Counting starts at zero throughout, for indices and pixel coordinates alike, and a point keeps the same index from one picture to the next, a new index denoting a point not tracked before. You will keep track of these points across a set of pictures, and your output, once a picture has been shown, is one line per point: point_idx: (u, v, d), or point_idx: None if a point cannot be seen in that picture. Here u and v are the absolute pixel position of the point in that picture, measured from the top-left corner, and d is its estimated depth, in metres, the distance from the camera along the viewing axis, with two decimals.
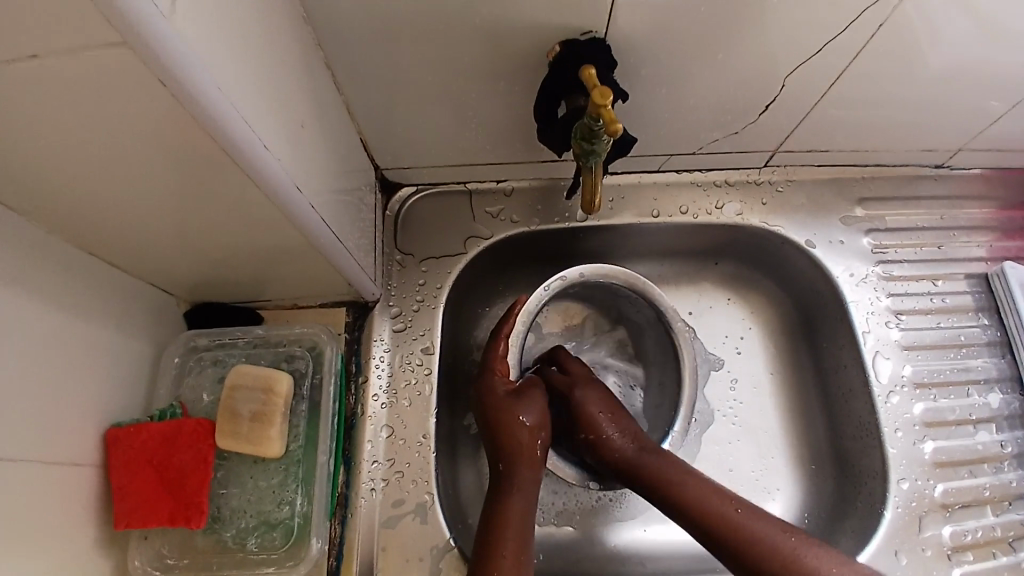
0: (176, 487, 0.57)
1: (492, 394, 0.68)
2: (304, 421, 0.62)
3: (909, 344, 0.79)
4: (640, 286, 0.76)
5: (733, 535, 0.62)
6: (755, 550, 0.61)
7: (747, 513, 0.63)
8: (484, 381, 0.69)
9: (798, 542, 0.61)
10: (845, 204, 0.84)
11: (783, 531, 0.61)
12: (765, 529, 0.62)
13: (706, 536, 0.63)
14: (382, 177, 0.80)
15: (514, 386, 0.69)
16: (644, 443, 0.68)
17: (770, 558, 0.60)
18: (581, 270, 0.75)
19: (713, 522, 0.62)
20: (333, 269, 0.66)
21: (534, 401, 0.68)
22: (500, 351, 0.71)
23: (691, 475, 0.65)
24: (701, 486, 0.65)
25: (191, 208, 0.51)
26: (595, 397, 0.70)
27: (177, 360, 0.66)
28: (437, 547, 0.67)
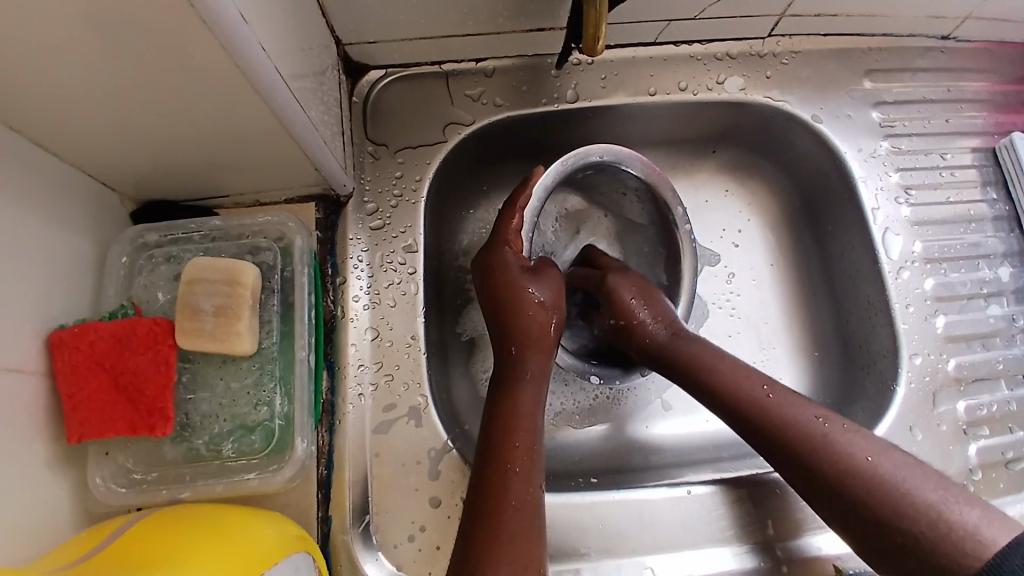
0: (135, 393, 0.51)
1: (505, 269, 0.63)
2: (277, 317, 0.56)
3: (919, 220, 0.75)
4: (655, 178, 0.70)
5: (767, 419, 0.56)
6: (789, 432, 0.54)
7: (780, 397, 0.57)
8: (496, 255, 0.64)
9: (834, 424, 0.53)
10: (852, 76, 0.77)
11: (821, 416, 0.55)
12: (798, 413, 0.55)
13: (739, 424, 0.58)
14: (344, 57, 0.69)
15: (528, 265, 0.64)
16: (677, 330, 0.65)
17: (797, 441, 0.54)
18: (603, 150, 0.69)
19: (745, 406, 0.57)
20: (301, 153, 0.57)
21: (549, 280, 0.63)
22: (513, 224, 0.66)
23: (723, 359, 0.61)
24: (741, 372, 0.59)
25: (121, 61, 0.42)
26: (625, 283, 0.67)
27: (125, 260, 0.58)
28: (435, 450, 0.63)
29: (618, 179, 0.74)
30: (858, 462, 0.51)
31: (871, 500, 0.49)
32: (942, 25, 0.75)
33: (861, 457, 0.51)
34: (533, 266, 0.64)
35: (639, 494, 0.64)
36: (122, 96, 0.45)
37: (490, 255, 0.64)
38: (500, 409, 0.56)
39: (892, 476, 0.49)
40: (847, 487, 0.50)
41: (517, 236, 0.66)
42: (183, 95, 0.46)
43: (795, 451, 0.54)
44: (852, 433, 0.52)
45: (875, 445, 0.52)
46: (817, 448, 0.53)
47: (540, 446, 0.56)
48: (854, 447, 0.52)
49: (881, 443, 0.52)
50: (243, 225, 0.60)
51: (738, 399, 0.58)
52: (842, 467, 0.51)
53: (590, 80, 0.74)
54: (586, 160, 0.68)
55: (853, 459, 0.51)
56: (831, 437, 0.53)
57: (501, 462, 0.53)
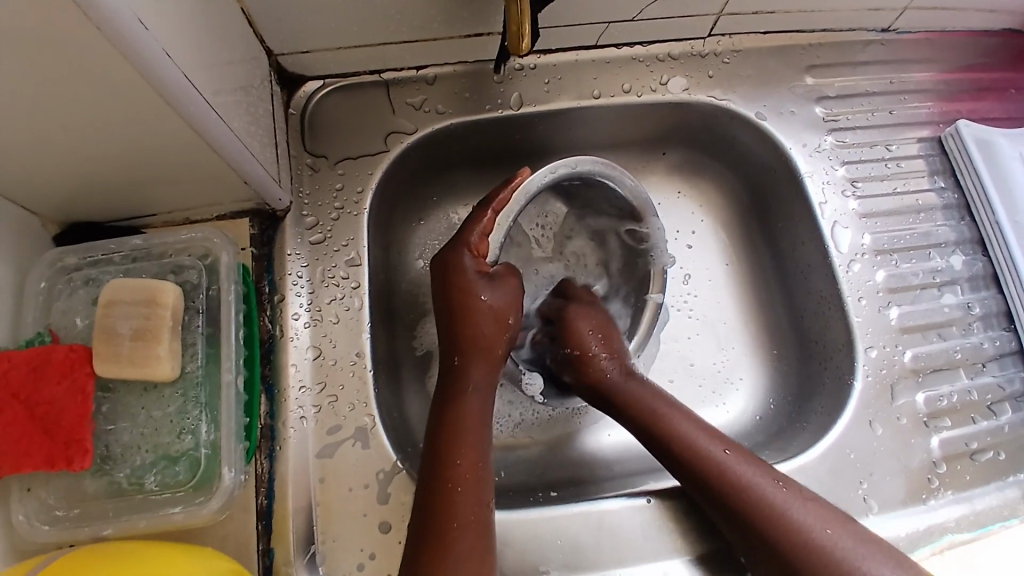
0: (50, 426, 0.47)
1: (461, 273, 0.58)
2: (202, 340, 0.53)
3: (868, 212, 0.75)
4: (641, 199, 0.68)
5: (719, 481, 0.56)
6: (739, 495, 0.55)
7: (739, 459, 0.57)
8: (453, 256, 0.59)
9: (781, 488, 0.55)
10: (793, 72, 0.77)
11: (767, 477, 0.56)
12: (755, 476, 0.56)
13: (694, 480, 0.58)
14: (277, 67, 0.67)
15: (487, 270, 0.59)
16: (636, 374, 0.65)
17: (755, 507, 0.54)
18: (592, 162, 0.64)
19: (703, 465, 0.57)
20: (227, 167, 0.55)
21: (506, 286, 0.59)
22: (481, 226, 0.60)
23: (685, 413, 0.61)
24: (700, 431, 0.59)
25: (17, 75, 0.39)
26: (585, 319, 0.66)
27: (44, 285, 0.55)
28: (384, 471, 0.60)
29: (601, 198, 0.70)
30: (802, 528, 0.52)
31: (812, 570, 0.50)
32: (882, 18, 0.76)
33: (808, 525, 0.52)
34: (493, 270, 0.60)
35: (600, 505, 0.62)
36: (23, 114, 0.43)
37: (448, 254, 0.59)
38: (444, 422, 0.54)
39: (836, 547, 0.51)
40: (800, 563, 0.51)
41: (481, 238, 0.60)
42: (90, 110, 0.43)
43: (752, 519, 0.54)
44: (795, 497, 0.54)
45: (820, 512, 0.53)
46: (764, 513, 0.54)
47: (489, 464, 0.53)
48: (800, 514, 0.53)
49: (823, 507, 0.54)
50: (167, 244, 0.57)
51: (688, 452, 0.58)
52: (791, 535, 0.52)
53: (533, 84, 0.73)
54: (577, 175, 0.64)
55: (808, 534, 0.52)
56: (779, 501, 0.54)
57: (445, 482, 0.50)
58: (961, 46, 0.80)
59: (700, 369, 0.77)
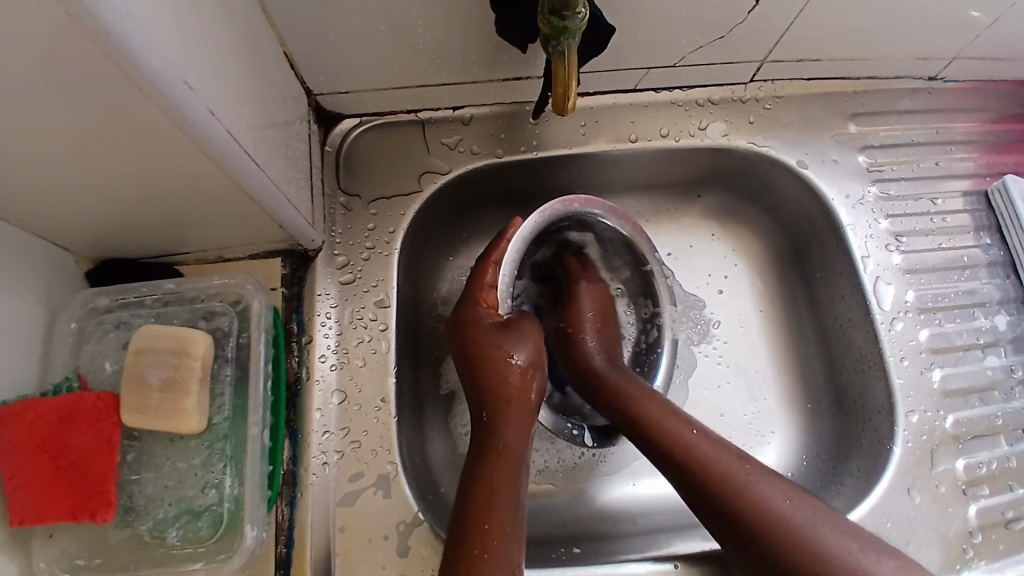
0: (77, 475, 0.48)
1: (476, 327, 0.60)
2: (230, 390, 0.53)
3: (911, 267, 0.73)
4: (631, 228, 0.68)
5: (683, 457, 0.55)
6: (699, 468, 0.54)
7: (705, 437, 0.56)
8: (468, 312, 0.61)
9: (780, 492, 0.52)
10: (838, 119, 0.75)
11: (768, 480, 0.52)
12: (719, 454, 0.54)
13: (658, 458, 0.56)
14: (316, 107, 0.67)
15: (503, 320, 0.61)
16: (618, 360, 0.65)
17: (718, 484, 0.52)
18: (580, 200, 0.66)
19: (668, 443, 0.56)
20: (261, 212, 0.54)
21: (526, 335, 0.60)
22: (486, 279, 0.63)
23: (652, 395, 0.60)
24: (665, 412, 0.58)
25: (65, 131, 0.39)
26: (591, 298, 0.68)
27: (75, 326, 0.55)
28: (404, 522, 0.59)
29: (592, 235, 0.71)
30: (764, 502, 0.51)
31: (772, 538, 0.49)
32: (930, 66, 0.73)
33: (770, 497, 0.51)
34: (508, 320, 0.61)
35: (624, 568, 0.60)
36: (65, 164, 0.43)
37: (461, 312, 0.62)
38: (473, 484, 0.52)
39: (797, 519, 0.50)
40: (759, 531, 0.50)
41: (488, 292, 0.63)
42: (132, 159, 0.44)
43: (713, 494, 0.52)
44: (796, 499, 0.51)
45: (782, 487, 0.52)
46: (761, 516, 0.50)
47: (520, 530, 0.50)
48: (761, 487, 0.52)
49: (829, 513, 0.51)
50: (200, 287, 0.57)
51: (654, 432, 0.57)
52: (751, 506, 0.51)
53: (569, 127, 0.72)
54: (563, 214, 0.65)
55: (772, 508, 0.50)
56: (744, 478, 0.52)
57: (472, 551, 0.48)
58: (1010, 95, 0.77)
59: (730, 419, 0.75)
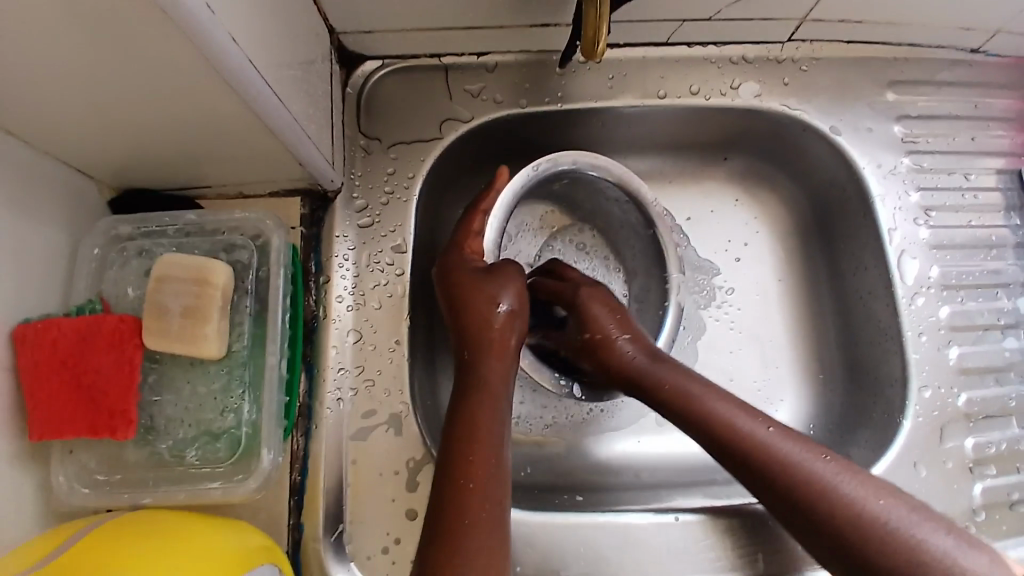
0: (98, 395, 0.50)
1: (459, 272, 0.61)
2: (249, 321, 0.55)
3: (938, 243, 0.71)
4: (631, 186, 0.67)
5: (757, 458, 0.51)
6: (778, 472, 0.50)
7: (780, 435, 0.51)
8: (451, 258, 0.62)
9: (870, 489, 0.47)
10: (876, 86, 0.73)
11: (854, 476, 0.48)
12: (796, 452, 0.50)
13: (728, 462, 0.53)
14: (339, 46, 0.67)
15: (488, 266, 0.62)
16: (653, 352, 0.59)
17: (797, 485, 0.49)
18: (576, 157, 0.66)
19: (735, 444, 0.52)
20: (284, 149, 0.55)
21: (510, 280, 0.60)
22: (473, 228, 0.64)
23: (709, 389, 0.55)
24: (728, 412, 0.53)
25: (85, 53, 0.39)
26: (599, 299, 0.61)
27: (97, 252, 0.56)
28: (413, 460, 0.60)
29: (597, 192, 0.72)
30: (854, 503, 0.46)
31: (869, 543, 0.45)
32: (972, 38, 0.71)
33: (859, 498, 0.47)
34: (491, 265, 0.62)
35: (625, 518, 0.62)
36: (92, 91, 0.43)
37: (447, 256, 0.63)
38: (457, 420, 0.53)
39: (893, 520, 0.45)
40: (853, 534, 0.46)
41: (476, 239, 0.64)
42: (157, 88, 0.44)
43: (796, 497, 0.48)
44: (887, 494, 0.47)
45: (871, 484, 0.47)
46: (846, 517, 0.46)
47: (503, 463, 0.51)
48: (847, 485, 0.47)
49: (920, 506, 0.46)
50: (221, 221, 0.58)
51: (721, 433, 0.53)
52: (839, 507, 0.47)
53: (595, 79, 0.71)
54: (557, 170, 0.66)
55: (864, 508, 0.46)
56: (827, 477, 0.48)
57: (456, 479, 0.49)
58: None
59: (739, 385, 0.75)
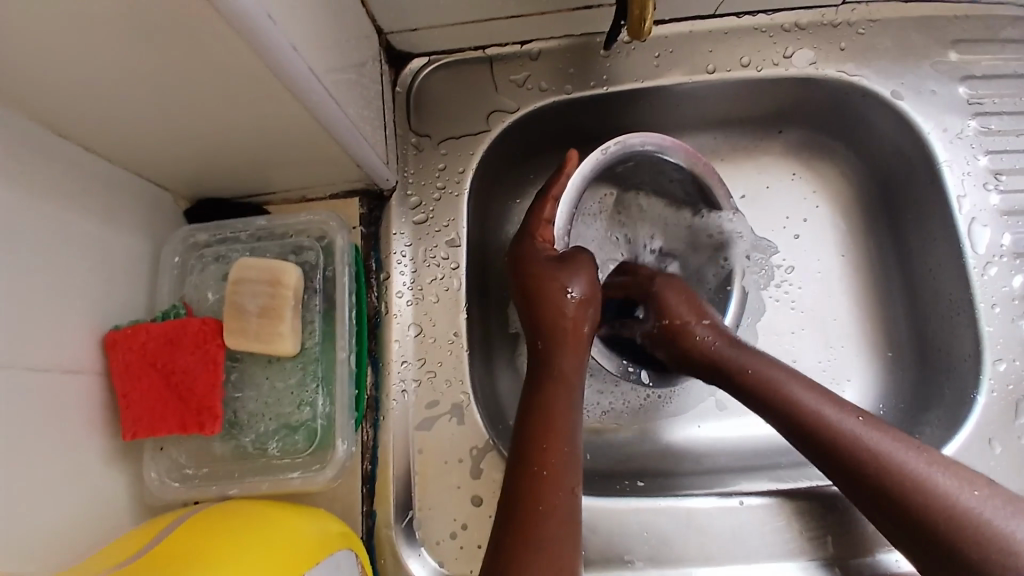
0: (184, 393, 0.53)
1: (531, 260, 0.61)
2: (320, 318, 0.58)
3: (1011, 209, 0.68)
4: (699, 167, 0.67)
5: (843, 447, 0.49)
6: (867, 462, 0.47)
7: (869, 424, 0.49)
8: (524, 247, 0.63)
9: (964, 481, 0.45)
10: (939, 46, 0.69)
11: (950, 470, 0.46)
12: (885, 442, 0.48)
13: (812, 451, 0.51)
14: (387, 46, 0.68)
15: (558, 253, 0.62)
16: (734, 340, 0.58)
17: (887, 476, 0.46)
18: (642, 140, 0.65)
19: (820, 432, 0.50)
20: (342, 150, 0.56)
21: (581, 267, 0.60)
22: (544, 214, 0.64)
23: (791, 375, 0.53)
24: (813, 399, 0.51)
25: (157, 71, 0.42)
26: (674, 289, 0.61)
27: (177, 260, 0.60)
28: (477, 448, 0.62)
29: (661, 172, 0.71)
30: (948, 495, 0.44)
31: (962, 539, 0.43)
32: None
33: (953, 490, 0.44)
34: (563, 253, 0.61)
35: (688, 501, 0.62)
36: (166, 106, 0.46)
37: (519, 246, 0.64)
38: (532, 409, 0.54)
39: (986, 513, 0.43)
40: (946, 528, 0.44)
41: (546, 227, 0.64)
42: (223, 100, 0.46)
43: (885, 489, 0.46)
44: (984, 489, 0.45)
45: (964, 475, 0.46)
46: (940, 510, 0.44)
47: (576, 450, 0.53)
48: (940, 477, 0.45)
49: (1015, 501, 0.44)
50: (287, 224, 0.61)
51: (805, 421, 0.51)
52: (932, 500, 0.45)
53: (641, 59, 0.70)
54: (627, 151, 0.65)
55: (957, 501, 0.44)
56: (919, 469, 0.46)
57: (530, 467, 0.51)
58: None
59: (802, 366, 0.73)
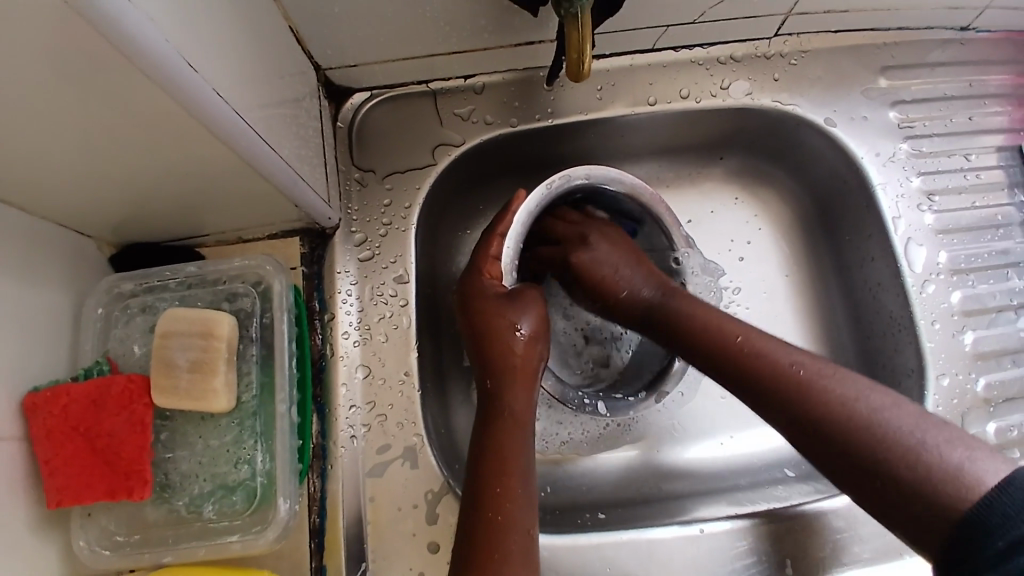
0: (112, 457, 0.50)
1: (479, 296, 0.60)
2: (257, 368, 0.55)
3: (944, 227, 0.70)
4: (644, 197, 0.67)
5: (741, 363, 0.53)
6: (763, 373, 0.52)
7: (765, 343, 0.53)
8: (471, 282, 0.61)
9: (853, 385, 0.48)
10: (866, 73, 0.72)
11: (840, 376, 0.49)
12: (780, 355, 0.52)
13: (716, 369, 0.55)
14: (326, 82, 0.66)
15: (507, 290, 0.61)
16: (652, 286, 0.63)
17: (777, 384, 0.51)
18: (587, 170, 0.65)
19: (724, 353, 0.55)
20: (278, 192, 0.54)
21: (529, 304, 0.59)
22: (491, 251, 0.63)
23: (697, 308, 0.59)
24: (716, 325, 0.56)
25: (76, 119, 0.39)
26: (605, 241, 0.65)
27: (101, 311, 0.56)
28: (432, 491, 0.60)
29: (605, 204, 0.71)
30: (832, 397, 0.48)
31: (845, 435, 0.46)
32: (961, 16, 0.69)
33: (837, 393, 0.48)
34: (511, 289, 0.61)
35: (649, 532, 0.61)
36: (88, 154, 0.43)
37: (466, 282, 0.62)
38: (484, 450, 0.52)
39: (870, 412, 0.46)
40: (830, 428, 0.47)
41: (494, 262, 0.63)
42: (148, 146, 0.44)
43: (776, 394, 0.51)
44: (878, 391, 0.47)
45: (855, 381, 0.48)
46: (826, 411, 0.48)
47: (531, 491, 0.51)
48: (827, 383, 0.49)
49: (907, 405, 0.47)
50: (221, 270, 0.58)
51: (710, 343, 0.56)
52: (817, 402, 0.48)
53: (584, 92, 0.70)
54: (571, 185, 0.65)
55: (842, 403, 0.47)
56: (809, 377, 0.50)
57: (484, 512, 0.49)
58: None
59: None
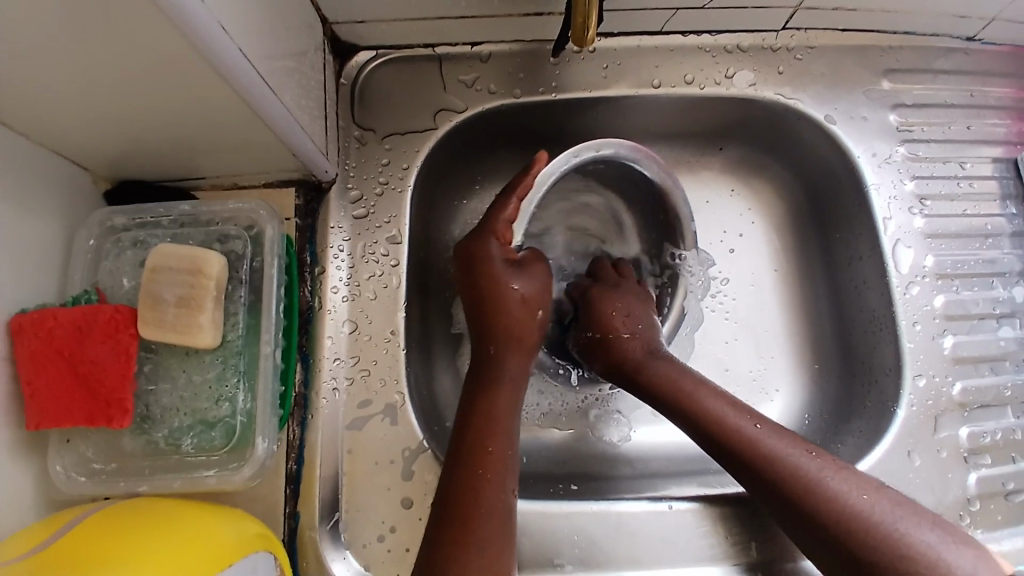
0: (94, 385, 0.50)
1: (488, 260, 0.58)
2: (244, 310, 0.56)
3: (933, 232, 0.71)
4: (668, 182, 0.67)
5: (749, 452, 0.53)
6: (770, 466, 0.52)
7: (770, 432, 0.54)
8: (480, 245, 0.59)
9: (858, 484, 0.49)
10: (870, 75, 0.72)
11: (845, 475, 0.50)
12: (784, 446, 0.52)
13: (721, 454, 0.55)
14: (333, 37, 0.66)
15: (514, 257, 0.60)
16: (653, 349, 0.62)
17: (785, 480, 0.51)
18: (618, 146, 0.65)
19: (731, 439, 0.54)
20: (278, 141, 0.55)
21: (535, 276, 0.59)
22: (506, 214, 0.61)
23: (701, 385, 0.58)
24: (721, 407, 0.56)
25: (81, 46, 0.39)
26: (613, 300, 0.65)
27: (93, 244, 0.56)
28: (409, 450, 0.61)
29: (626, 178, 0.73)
30: (839, 497, 0.48)
31: (854, 538, 0.47)
32: (968, 25, 0.70)
33: (844, 493, 0.49)
34: (519, 258, 0.60)
35: (618, 505, 0.63)
36: (90, 83, 0.43)
37: (474, 242, 0.59)
38: (473, 409, 0.54)
39: (878, 516, 0.47)
40: (838, 527, 0.48)
41: (506, 226, 0.61)
42: (152, 81, 0.44)
43: (784, 491, 0.51)
44: (884, 494, 0.48)
45: (860, 481, 0.49)
46: (835, 516, 0.48)
47: (516, 453, 0.53)
48: (833, 481, 0.49)
49: (906, 503, 0.48)
50: (214, 212, 0.59)
51: (715, 429, 0.55)
52: (825, 503, 0.49)
53: (590, 70, 0.71)
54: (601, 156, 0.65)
55: (850, 500, 0.48)
56: (814, 472, 0.50)
57: (473, 469, 0.50)
58: None
59: (734, 375, 0.75)
